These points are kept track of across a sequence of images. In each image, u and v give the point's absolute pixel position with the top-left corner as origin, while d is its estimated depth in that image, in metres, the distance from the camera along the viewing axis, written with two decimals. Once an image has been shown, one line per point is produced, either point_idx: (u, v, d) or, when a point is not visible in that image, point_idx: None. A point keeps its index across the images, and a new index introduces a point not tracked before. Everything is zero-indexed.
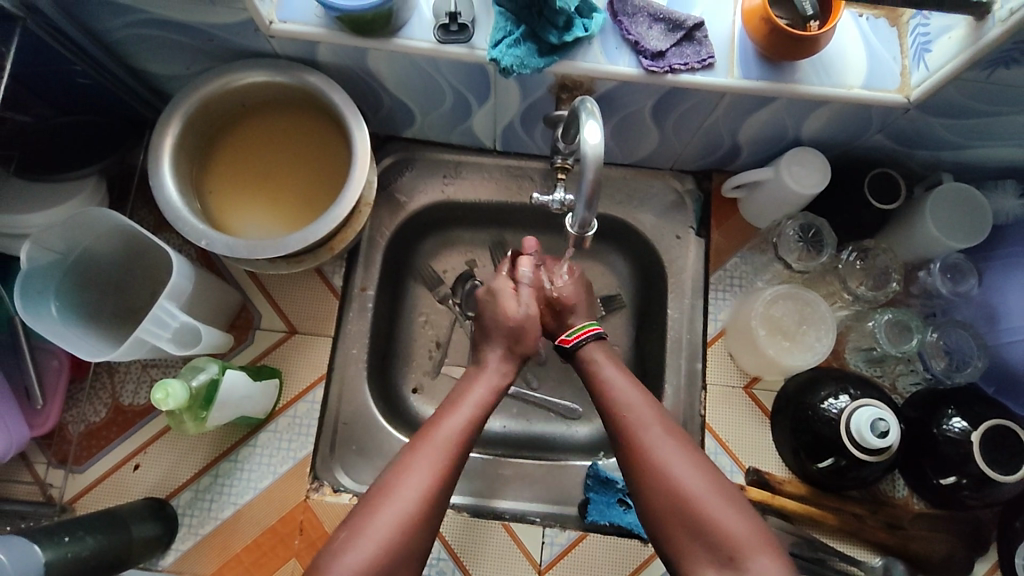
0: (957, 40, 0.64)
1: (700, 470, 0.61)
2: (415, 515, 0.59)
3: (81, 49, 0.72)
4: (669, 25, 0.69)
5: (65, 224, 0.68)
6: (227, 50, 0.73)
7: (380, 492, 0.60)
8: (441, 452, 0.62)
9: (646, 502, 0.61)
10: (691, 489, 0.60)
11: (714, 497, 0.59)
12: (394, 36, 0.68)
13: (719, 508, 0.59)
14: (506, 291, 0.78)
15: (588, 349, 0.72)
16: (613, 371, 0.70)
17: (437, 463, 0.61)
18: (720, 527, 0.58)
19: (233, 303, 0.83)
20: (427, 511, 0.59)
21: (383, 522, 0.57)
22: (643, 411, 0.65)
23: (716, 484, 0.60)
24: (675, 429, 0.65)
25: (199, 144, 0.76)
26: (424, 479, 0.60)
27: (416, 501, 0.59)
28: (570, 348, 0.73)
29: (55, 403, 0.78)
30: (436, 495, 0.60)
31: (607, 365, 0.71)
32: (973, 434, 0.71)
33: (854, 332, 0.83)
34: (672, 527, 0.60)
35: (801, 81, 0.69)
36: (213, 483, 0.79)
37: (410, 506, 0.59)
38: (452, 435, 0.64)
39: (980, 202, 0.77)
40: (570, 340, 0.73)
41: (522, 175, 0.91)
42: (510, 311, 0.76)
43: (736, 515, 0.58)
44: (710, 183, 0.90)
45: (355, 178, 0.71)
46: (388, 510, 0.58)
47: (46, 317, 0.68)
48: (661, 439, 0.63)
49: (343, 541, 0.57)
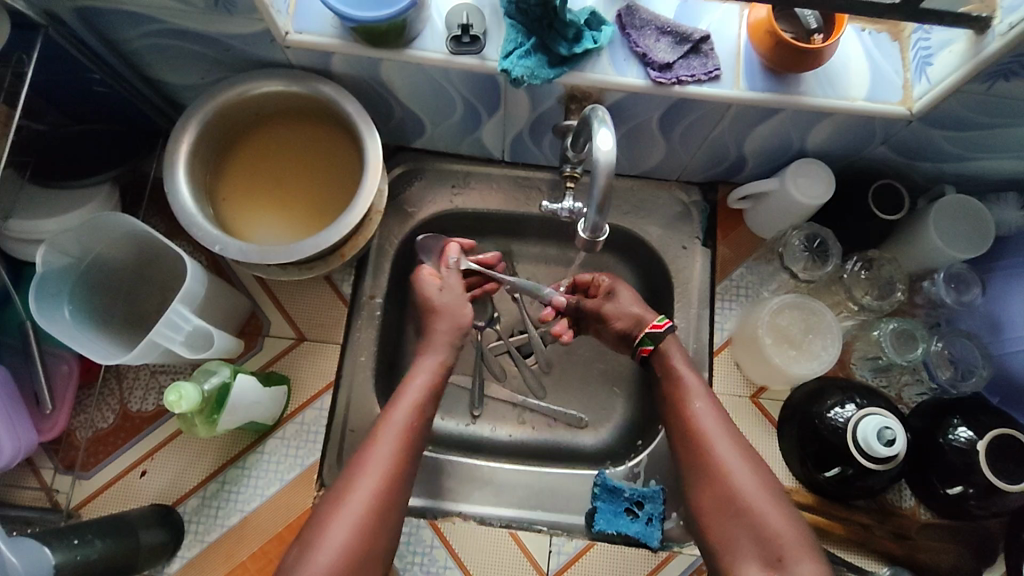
0: (958, 54, 0.66)
1: (754, 473, 0.65)
2: (373, 512, 0.62)
3: (100, 57, 0.73)
4: (676, 38, 0.71)
5: (81, 229, 0.69)
6: (243, 60, 0.74)
7: (339, 492, 0.63)
8: (392, 443, 0.66)
9: (704, 499, 0.66)
10: (742, 488, 0.64)
11: (764, 499, 0.63)
12: (407, 46, 0.70)
13: (768, 510, 0.62)
14: (429, 276, 0.79)
15: (668, 341, 0.76)
16: (688, 370, 0.73)
17: (385, 461, 0.64)
18: (765, 528, 0.61)
19: (243, 309, 0.84)
20: (378, 507, 0.62)
21: (343, 524, 0.60)
22: (708, 410, 0.70)
23: (766, 484, 0.64)
24: (732, 430, 0.69)
25: (213, 152, 0.77)
26: (376, 477, 0.63)
27: (370, 498, 0.62)
28: (663, 333, 0.75)
29: (64, 409, 0.78)
30: (389, 490, 0.63)
31: (680, 360, 0.74)
32: (979, 443, 0.71)
33: (859, 341, 0.84)
34: (723, 523, 0.64)
35: (806, 93, 0.70)
36: (220, 489, 0.79)
37: (365, 502, 0.62)
38: (400, 427, 0.67)
39: (983, 215, 0.78)
40: (665, 325, 0.75)
41: (530, 186, 0.92)
42: (429, 289, 0.77)
43: (781, 516, 0.62)
44: (716, 195, 0.92)
45: (368, 185, 0.72)
46: (339, 522, 0.61)
47: (59, 320, 0.68)
48: (723, 441, 0.67)
49: (309, 542, 0.60)
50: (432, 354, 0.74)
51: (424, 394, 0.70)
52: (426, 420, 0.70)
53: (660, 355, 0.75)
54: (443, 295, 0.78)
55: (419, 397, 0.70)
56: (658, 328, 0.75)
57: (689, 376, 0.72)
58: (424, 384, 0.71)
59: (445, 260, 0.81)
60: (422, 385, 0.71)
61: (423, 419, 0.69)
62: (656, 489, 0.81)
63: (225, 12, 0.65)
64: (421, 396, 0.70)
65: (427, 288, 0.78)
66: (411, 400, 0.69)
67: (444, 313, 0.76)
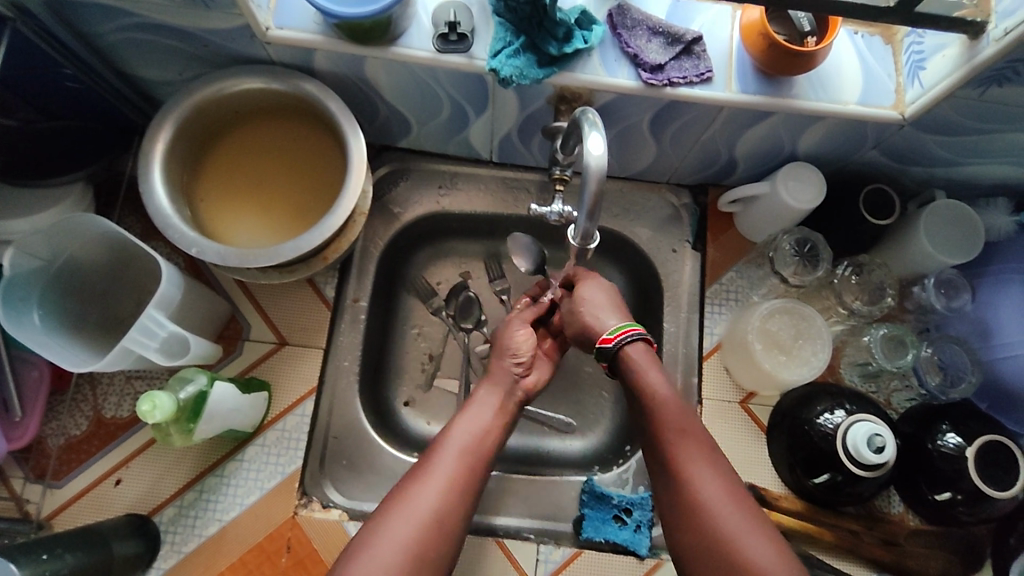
0: (951, 58, 0.65)
1: (735, 501, 0.58)
2: (433, 521, 0.59)
3: (71, 52, 0.70)
4: (668, 39, 0.69)
5: (50, 231, 0.66)
6: (222, 56, 0.72)
7: (397, 497, 0.60)
8: (459, 456, 0.64)
9: (683, 529, 0.59)
10: (719, 517, 0.57)
11: (748, 531, 0.56)
12: (392, 44, 0.68)
13: (749, 541, 0.56)
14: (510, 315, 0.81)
15: (630, 350, 0.68)
16: (659, 381, 0.66)
17: (448, 471, 0.62)
18: (748, 561, 0.55)
19: (222, 313, 0.81)
20: (439, 518, 0.59)
21: (400, 529, 0.57)
22: (682, 428, 0.63)
23: (749, 513, 0.58)
24: (710, 452, 0.62)
25: (191, 151, 0.75)
26: (438, 486, 0.61)
27: (433, 505, 0.59)
28: (613, 347, 0.68)
29: (35, 415, 0.75)
30: (452, 503, 0.60)
31: (652, 373, 0.66)
32: (968, 449, 0.71)
33: (849, 346, 0.84)
34: (704, 556, 0.57)
35: (797, 96, 0.69)
36: (198, 499, 0.76)
37: (426, 512, 0.59)
38: (467, 442, 0.65)
39: (974, 220, 0.77)
40: (614, 339, 0.68)
41: (517, 187, 0.91)
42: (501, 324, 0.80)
43: (765, 547, 0.56)
44: (706, 198, 0.91)
45: (351, 186, 0.70)
46: (399, 522, 0.58)
47: (27, 326, 0.66)
48: (700, 465, 0.61)
49: (362, 544, 0.57)
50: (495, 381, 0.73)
51: (490, 414, 0.69)
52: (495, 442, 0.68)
53: (625, 367, 0.68)
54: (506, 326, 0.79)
55: (490, 419, 0.68)
56: (607, 344, 0.69)
57: (661, 390, 0.65)
58: (492, 405, 0.70)
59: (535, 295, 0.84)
60: (489, 404, 0.70)
61: (488, 439, 0.66)
62: (644, 496, 0.80)
63: (203, 6, 0.62)
64: (491, 417, 0.68)
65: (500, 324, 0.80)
66: (477, 418, 0.68)
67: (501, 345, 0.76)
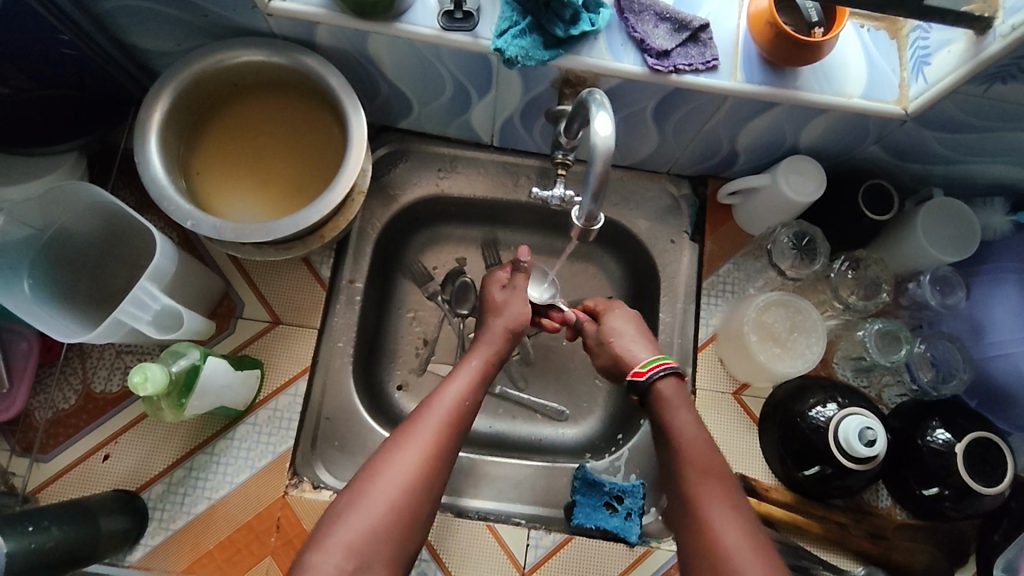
0: (957, 54, 0.65)
1: (742, 530, 0.59)
2: (416, 482, 0.59)
3: (68, 17, 0.69)
4: (675, 25, 0.69)
5: (42, 199, 0.65)
6: (222, 27, 0.71)
7: (381, 459, 0.60)
8: (442, 416, 0.64)
9: (692, 547, 0.59)
10: (725, 541, 0.58)
11: (747, 551, 0.57)
12: (396, 20, 0.67)
13: (747, 561, 0.56)
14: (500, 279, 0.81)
15: (661, 385, 0.70)
16: (684, 416, 0.67)
17: (431, 434, 0.62)
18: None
19: (216, 290, 0.80)
20: (423, 479, 0.60)
21: (385, 491, 0.58)
22: (705, 458, 0.64)
23: (757, 545, 0.57)
24: (729, 488, 0.62)
25: (187, 124, 0.74)
26: (420, 447, 0.61)
27: (416, 464, 0.60)
28: (646, 383, 0.70)
29: (23, 388, 0.74)
30: (432, 465, 0.61)
31: (682, 413, 0.67)
32: (957, 445, 0.72)
33: (843, 341, 0.84)
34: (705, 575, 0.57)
35: (802, 88, 0.69)
36: (187, 476, 0.76)
37: (410, 472, 0.59)
38: (451, 403, 0.65)
39: (970, 219, 0.78)
40: (647, 373, 0.70)
41: (517, 172, 0.90)
42: (494, 288, 0.80)
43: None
44: (706, 189, 0.91)
45: (350, 164, 0.69)
46: (388, 478, 0.59)
47: (17, 295, 0.65)
48: (714, 498, 0.61)
49: (351, 498, 0.58)
50: (486, 343, 0.74)
51: (475, 378, 0.69)
52: (476, 403, 0.68)
53: (656, 401, 0.69)
54: (505, 293, 0.79)
55: (469, 380, 0.68)
56: (639, 377, 0.71)
57: (688, 429, 0.66)
58: (477, 368, 0.70)
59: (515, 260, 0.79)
60: (474, 367, 0.70)
61: (471, 403, 0.67)
62: (635, 484, 0.80)
63: None
64: (472, 378, 0.69)
65: (491, 287, 0.80)
66: (464, 381, 0.68)
67: (503, 309, 0.77)
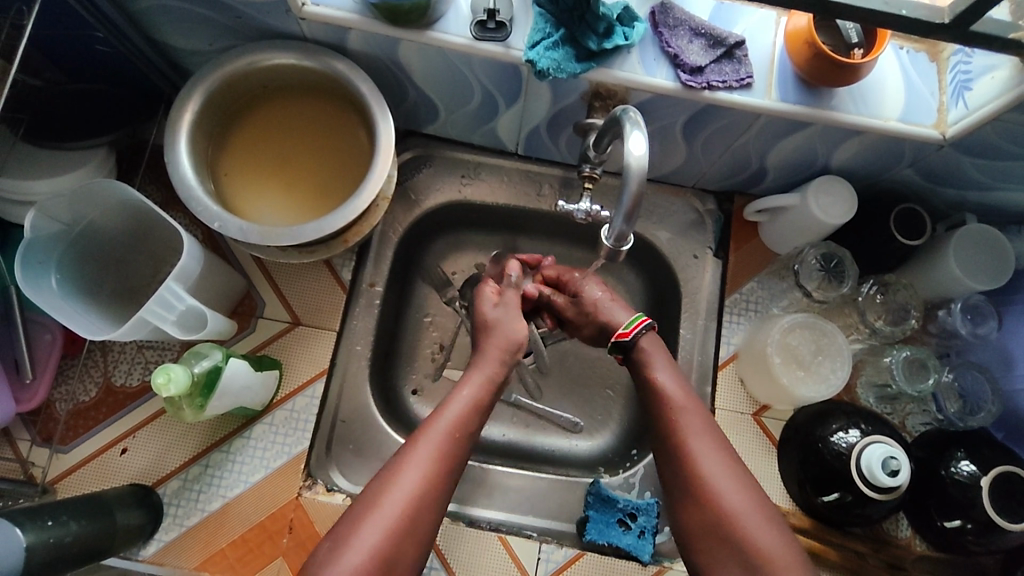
0: (1000, 81, 0.63)
1: (742, 489, 0.60)
2: (404, 525, 0.57)
3: (105, 16, 0.69)
4: (710, 41, 0.68)
5: (72, 196, 0.65)
6: (255, 30, 0.71)
7: (369, 502, 0.57)
8: (432, 451, 0.60)
9: (691, 518, 0.61)
10: (729, 505, 0.59)
11: (754, 516, 0.59)
12: (429, 28, 0.66)
13: (758, 528, 0.58)
14: (489, 296, 0.78)
15: (644, 341, 0.71)
16: (668, 374, 0.68)
17: (422, 471, 0.59)
18: (753, 543, 0.57)
19: (238, 289, 0.81)
20: (412, 520, 0.57)
21: (369, 537, 0.55)
22: (694, 420, 0.64)
23: (760, 507, 0.60)
24: (725, 447, 0.63)
25: (216, 125, 0.74)
26: (410, 488, 0.58)
27: (403, 508, 0.57)
28: (631, 341, 0.71)
29: (46, 380, 0.75)
30: (423, 503, 0.58)
31: (662, 371, 0.68)
32: (981, 479, 0.69)
33: (868, 366, 0.82)
34: (712, 544, 0.59)
35: (838, 109, 0.68)
36: (203, 473, 0.76)
37: (395, 515, 0.57)
38: (445, 434, 0.62)
39: (1002, 244, 0.76)
40: (630, 332, 0.71)
41: (541, 181, 0.89)
42: (483, 309, 0.77)
43: (772, 536, 0.58)
44: (732, 206, 0.90)
45: (378, 171, 0.68)
46: (374, 524, 0.56)
47: (45, 290, 0.66)
48: (713, 456, 0.62)
49: (336, 543, 0.55)
50: (483, 368, 0.70)
51: (472, 404, 0.65)
52: (473, 427, 0.65)
53: (638, 359, 0.70)
54: (496, 310, 0.76)
55: (467, 405, 0.65)
56: (623, 337, 0.71)
57: (676, 393, 0.66)
58: (472, 393, 0.66)
59: (505, 274, 0.80)
60: (472, 392, 0.66)
61: (470, 431, 0.64)
62: (650, 502, 0.80)
63: None
64: (468, 405, 0.65)
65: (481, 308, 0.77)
66: (460, 408, 0.64)
67: (495, 328, 0.74)
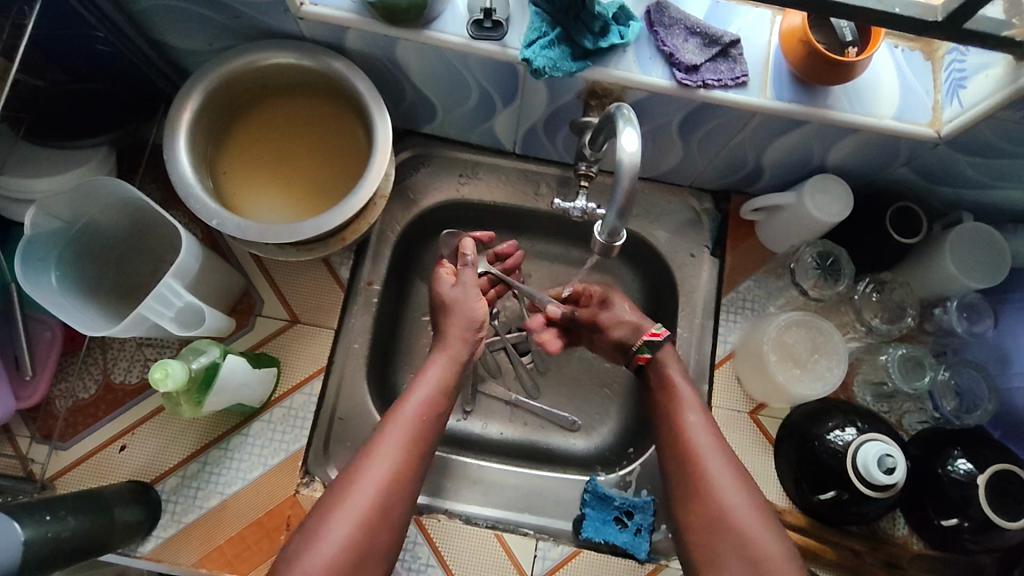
0: (995, 79, 0.64)
1: (742, 489, 0.64)
2: (374, 514, 0.59)
3: (105, 15, 0.70)
4: (705, 40, 0.68)
5: (71, 193, 0.66)
6: (254, 29, 0.72)
7: (338, 494, 0.60)
8: (398, 441, 0.63)
9: (693, 515, 0.64)
10: (728, 503, 0.62)
11: (751, 515, 0.62)
12: (426, 27, 0.67)
13: (754, 526, 0.61)
14: (446, 277, 0.78)
15: (666, 349, 0.74)
16: (685, 383, 0.72)
17: (390, 460, 0.62)
18: (748, 538, 0.60)
19: (236, 287, 0.81)
20: (381, 507, 0.60)
21: (341, 527, 0.57)
22: (702, 423, 0.68)
23: (756, 506, 0.63)
24: (729, 450, 0.67)
25: (215, 124, 0.75)
26: (378, 478, 0.61)
27: (371, 499, 0.60)
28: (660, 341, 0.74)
29: (46, 376, 0.75)
30: (390, 491, 0.61)
31: (678, 378, 0.72)
32: (979, 476, 0.69)
33: (865, 364, 0.83)
34: (710, 539, 0.62)
35: (834, 107, 0.68)
36: (201, 470, 0.76)
37: (365, 505, 0.59)
38: (410, 424, 0.65)
39: (998, 242, 0.76)
40: (662, 333, 0.74)
41: (538, 180, 0.90)
42: (442, 289, 0.77)
43: (768, 534, 0.61)
44: (728, 205, 0.90)
45: (375, 169, 0.69)
46: (344, 514, 0.58)
47: (44, 286, 0.66)
48: (716, 455, 0.66)
49: (308, 536, 0.58)
50: (446, 349, 0.73)
51: (434, 390, 0.68)
52: (439, 415, 0.68)
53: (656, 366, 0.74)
54: (455, 290, 0.77)
55: (431, 392, 0.68)
56: (654, 336, 0.74)
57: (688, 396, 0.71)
58: (437, 378, 0.69)
59: (461, 254, 0.78)
60: (437, 378, 0.69)
61: (434, 417, 0.67)
62: (646, 500, 0.80)
63: None
64: (433, 390, 0.68)
65: (440, 287, 0.78)
66: (424, 395, 0.67)
67: (456, 308, 0.75)
